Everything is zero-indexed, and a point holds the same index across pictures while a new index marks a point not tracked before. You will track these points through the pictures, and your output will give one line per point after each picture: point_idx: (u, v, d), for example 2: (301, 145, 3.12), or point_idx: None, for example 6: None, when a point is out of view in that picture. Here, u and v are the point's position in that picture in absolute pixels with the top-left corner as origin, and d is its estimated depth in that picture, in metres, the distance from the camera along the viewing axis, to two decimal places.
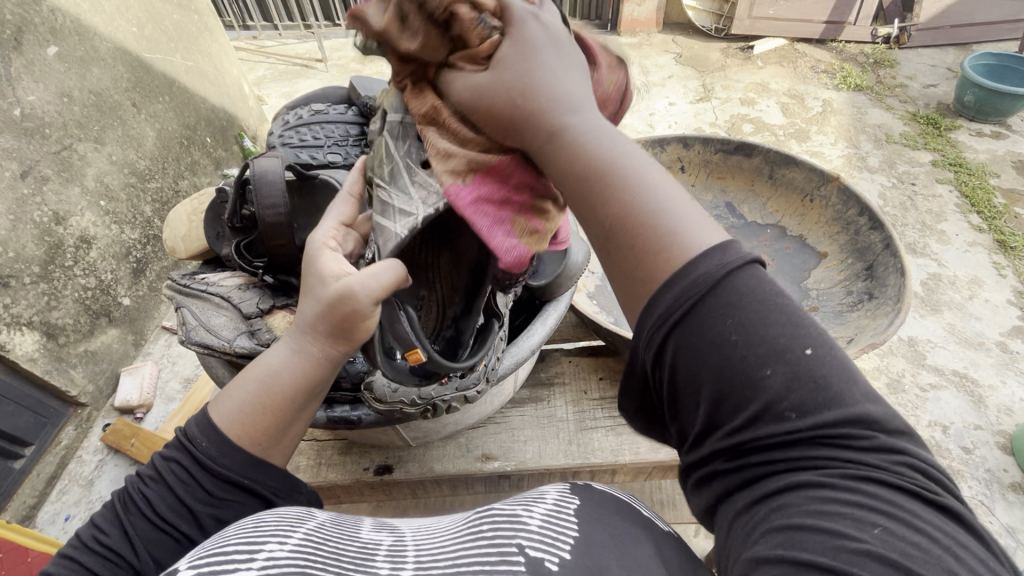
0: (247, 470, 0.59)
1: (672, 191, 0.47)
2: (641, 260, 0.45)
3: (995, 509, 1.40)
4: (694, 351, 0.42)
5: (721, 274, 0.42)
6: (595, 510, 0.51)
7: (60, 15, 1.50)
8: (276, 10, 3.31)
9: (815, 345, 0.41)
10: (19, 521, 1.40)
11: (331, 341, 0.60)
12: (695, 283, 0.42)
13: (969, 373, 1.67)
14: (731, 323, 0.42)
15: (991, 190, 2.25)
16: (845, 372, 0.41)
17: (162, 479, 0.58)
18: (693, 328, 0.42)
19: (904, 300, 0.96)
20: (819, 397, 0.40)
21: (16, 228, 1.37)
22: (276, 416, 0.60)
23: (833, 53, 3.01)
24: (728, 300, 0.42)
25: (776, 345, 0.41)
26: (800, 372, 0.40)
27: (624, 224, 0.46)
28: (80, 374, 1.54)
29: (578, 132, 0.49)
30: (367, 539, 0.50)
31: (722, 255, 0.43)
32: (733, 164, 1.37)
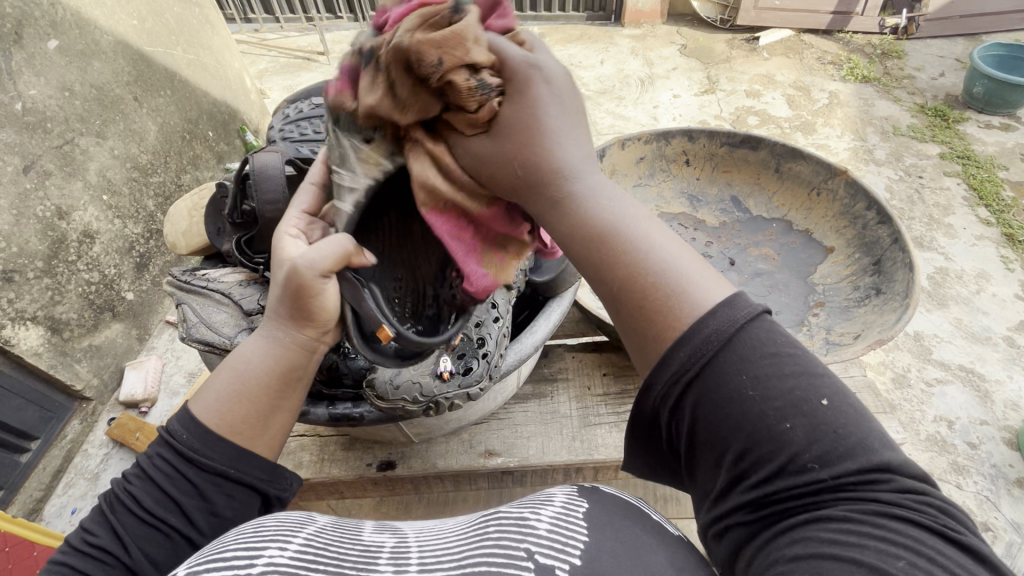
0: (231, 460, 0.59)
1: (675, 247, 0.51)
2: (654, 320, 0.48)
3: (1000, 505, 1.40)
4: (715, 404, 0.45)
5: (733, 328, 0.46)
6: (606, 513, 0.49)
7: (61, 8, 1.49)
8: (277, 2, 3.28)
9: (832, 396, 0.44)
10: (26, 514, 1.41)
11: (299, 325, 0.61)
12: (707, 339, 0.45)
13: (976, 368, 1.66)
14: (746, 378, 0.44)
15: (1000, 182, 2.22)
16: (860, 420, 0.43)
17: (148, 476, 0.58)
18: (711, 382, 0.45)
19: (913, 296, 0.95)
20: (837, 444, 0.42)
21: (20, 224, 1.37)
22: (255, 404, 0.61)
23: (840, 44, 2.97)
24: (741, 356, 0.45)
25: (791, 395, 0.44)
26: (818, 424, 0.43)
27: (634, 282, 0.49)
28: (84, 369, 1.55)
29: (585, 196, 0.51)
30: (370, 540, 0.50)
31: (730, 312, 0.46)
32: (739, 158, 1.35)
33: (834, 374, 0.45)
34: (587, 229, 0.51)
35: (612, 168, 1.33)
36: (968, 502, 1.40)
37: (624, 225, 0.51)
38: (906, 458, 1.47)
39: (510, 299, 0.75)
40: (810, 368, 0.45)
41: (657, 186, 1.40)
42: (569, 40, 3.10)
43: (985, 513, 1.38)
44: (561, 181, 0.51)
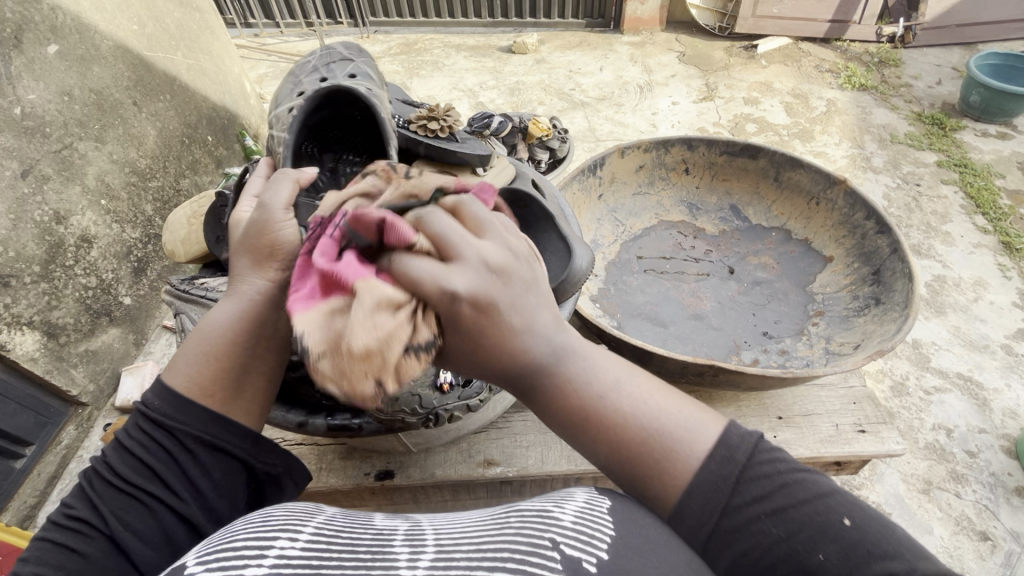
0: (208, 426, 0.59)
1: (660, 399, 0.53)
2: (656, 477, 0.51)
3: (1000, 514, 1.39)
4: (737, 542, 0.49)
5: (734, 470, 0.50)
6: (630, 510, 0.49)
7: (61, 13, 1.49)
8: (277, 8, 3.30)
9: (852, 516, 0.48)
10: (19, 521, 1.40)
11: (260, 273, 0.61)
12: (716, 486, 0.50)
13: (974, 376, 1.66)
14: (765, 517, 0.49)
15: (997, 191, 2.23)
16: (880, 528, 0.47)
17: (123, 447, 0.59)
18: (729, 524, 0.50)
19: (912, 306, 0.95)
20: (868, 562, 0.45)
21: (17, 228, 1.36)
22: (220, 362, 0.60)
23: (838, 53, 2.99)
24: (750, 493, 0.50)
25: (814, 523, 0.48)
26: (845, 549, 0.46)
27: (631, 451, 0.52)
28: (80, 374, 1.54)
29: (559, 366, 0.51)
30: (381, 526, 0.49)
31: (727, 452, 0.51)
32: (738, 166, 1.35)
33: (839, 493, 0.49)
34: (577, 401, 0.52)
35: (612, 176, 1.33)
36: (968, 511, 1.40)
37: (605, 396, 0.52)
38: (905, 467, 1.47)
39: None
40: (819, 492, 0.49)
41: (656, 195, 1.40)
42: (568, 47, 3.11)
43: (984, 522, 1.37)
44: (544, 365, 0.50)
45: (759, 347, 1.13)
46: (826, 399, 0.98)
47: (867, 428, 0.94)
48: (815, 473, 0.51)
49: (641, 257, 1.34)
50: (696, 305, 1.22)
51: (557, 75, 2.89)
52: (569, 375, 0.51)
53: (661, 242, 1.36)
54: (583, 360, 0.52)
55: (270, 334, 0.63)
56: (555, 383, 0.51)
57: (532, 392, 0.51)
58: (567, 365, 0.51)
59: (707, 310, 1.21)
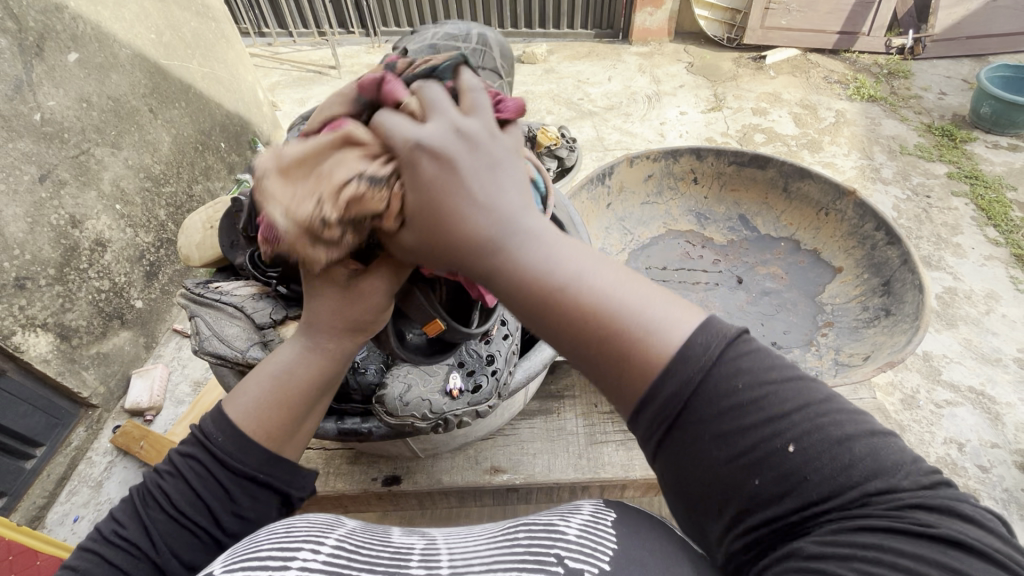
0: (264, 466, 0.60)
1: (621, 281, 0.42)
2: (626, 371, 0.41)
3: (1012, 530, 1.37)
4: (696, 450, 0.41)
5: (702, 369, 0.40)
6: (633, 522, 0.49)
7: (82, 22, 1.53)
8: (291, 17, 3.35)
9: (825, 412, 0.40)
10: (28, 521, 1.41)
11: (347, 335, 0.61)
12: (684, 381, 0.40)
13: (985, 390, 1.64)
14: (729, 412, 0.40)
15: (1008, 203, 2.22)
16: (860, 428, 0.40)
17: (179, 473, 0.59)
18: (690, 421, 0.40)
19: (924, 318, 0.94)
20: (843, 467, 0.38)
21: (34, 231, 1.39)
22: (286, 412, 0.61)
23: (846, 64, 3.00)
24: (717, 390, 0.40)
25: (760, 434, 0.39)
26: (788, 466, 0.39)
27: (592, 336, 0.41)
28: (91, 376, 1.56)
29: (514, 247, 0.41)
30: (400, 543, 0.50)
31: (690, 354, 0.40)
32: (747, 176, 1.35)
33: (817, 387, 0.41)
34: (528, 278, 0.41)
35: (621, 185, 1.34)
36: None
37: (577, 281, 0.41)
38: None
39: (518, 316, 0.76)
40: (773, 395, 0.40)
41: (665, 205, 1.41)
42: (576, 57, 3.14)
43: None
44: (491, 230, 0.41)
45: None
46: None
47: None
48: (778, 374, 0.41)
49: (649, 267, 1.34)
50: None
51: (566, 85, 2.92)
52: (527, 255, 0.41)
53: (669, 252, 1.37)
54: (542, 230, 0.42)
55: (332, 386, 0.66)
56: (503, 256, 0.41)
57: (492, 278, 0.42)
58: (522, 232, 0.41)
59: None
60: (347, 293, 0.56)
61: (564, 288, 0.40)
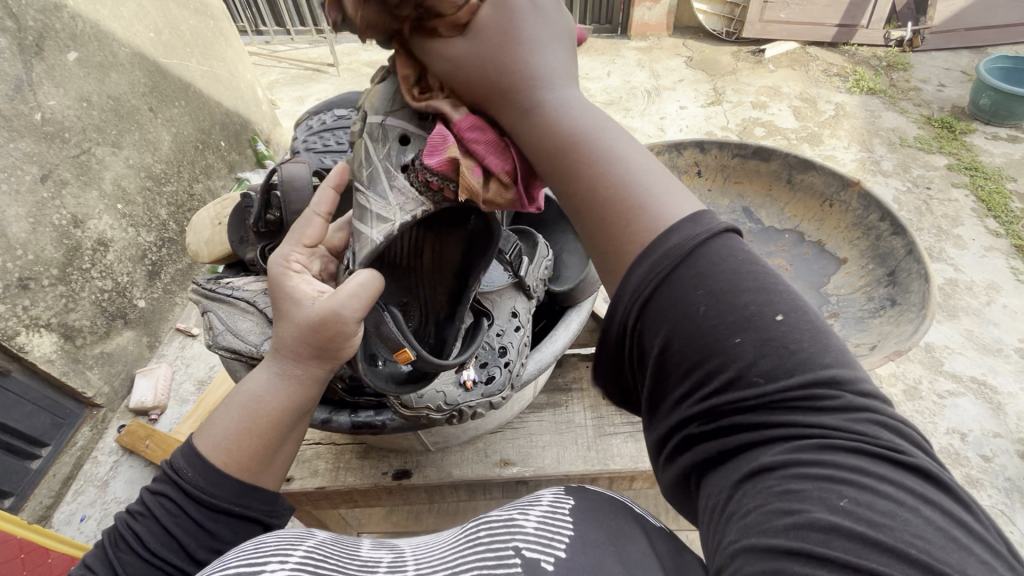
0: (238, 497, 0.60)
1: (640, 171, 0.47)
2: (622, 235, 0.45)
3: (1015, 519, 1.38)
4: (669, 322, 0.41)
5: (694, 244, 0.42)
6: (591, 507, 0.50)
7: (81, 21, 1.52)
8: (289, 15, 3.34)
9: (786, 310, 0.39)
10: (35, 521, 1.42)
11: (316, 361, 0.60)
12: (668, 252, 0.42)
13: (987, 380, 1.65)
14: (701, 292, 0.41)
15: (1008, 194, 2.22)
16: (816, 337, 0.39)
17: (150, 512, 0.58)
18: (666, 298, 0.42)
19: (929, 307, 0.95)
20: (791, 362, 0.38)
21: (36, 231, 1.39)
22: (260, 441, 0.61)
23: (845, 57, 2.99)
24: (700, 267, 0.41)
25: (744, 310, 0.39)
26: (766, 344, 0.38)
27: (598, 193, 0.47)
28: (96, 376, 1.56)
29: (555, 107, 0.50)
30: (367, 556, 0.50)
31: (692, 228, 0.43)
32: (750, 169, 1.36)
33: (789, 290, 0.41)
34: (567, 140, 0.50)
35: None
36: None
37: (605, 163, 0.47)
38: None
39: (530, 308, 0.76)
40: (766, 283, 0.41)
41: None
42: (576, 52, 3.14)
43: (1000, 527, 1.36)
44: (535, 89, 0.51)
45: None
46: None
47: None
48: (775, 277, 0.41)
49: None
50: None
51: None
52: (561, 123, 0.49)
53: None
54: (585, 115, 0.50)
55: (307, 411, 0.65)
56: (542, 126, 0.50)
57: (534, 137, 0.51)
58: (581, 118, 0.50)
59: None
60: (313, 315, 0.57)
61: (597, 157, 0.48)
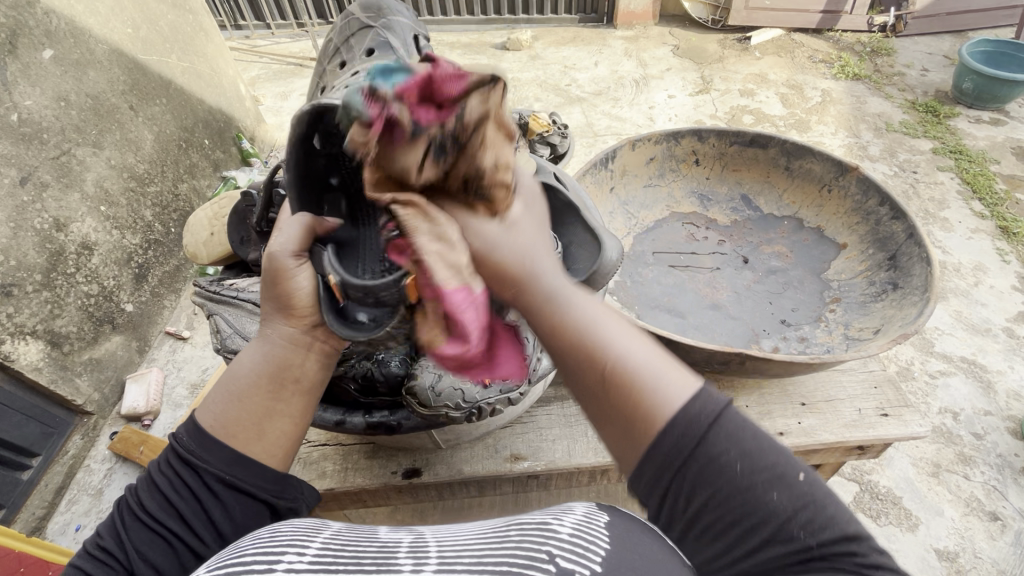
0: (231, 464, 0.57)
1: (644, 341, 0.47)
2: (631, 404, 0.45)
3: (1008, 494, 1.41)
4: (701, 492, 0.44)
5: (710, 418, 0.44)
6: (624, 523, 0.48)
7: (55, 17, 1.47)
8: (268, 9, 3.27)
9: (805, 470, 0.45)
10: (29, 533, 1.39)
11: (289, 319, 0.60)
12: (689, 428, 0.44)
13: (977, 360, 1.68)
14: (734, 457, 0.44)
15: (992, 176, 2.26)
16: (835, 497, 0.45)
17: (152, 481, 0.57)
18: (697, 473, 0.44)
19: (933, 290, 0.96)
20: (815, 518, 0.43)
21: (17, 236, 1.34)
22: (244, 401, 0.58)
23: (830, 43, 3.01)
24: (726, 437, 0.44)
25: (775, 468, 0.44)
26: (801, 498, 0.44)
27: (620, 371, 0.46)
28: (85, 383, 1.53)
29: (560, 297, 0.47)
30: (387, 538, 0.48)
31: (702, 405, 0.44)
32: (748, 157, 1.36)
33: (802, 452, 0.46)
34: (557, 336, 0.47)
35: (623, 168, 1.33)
36: (976, 492, 1.42)
37: (610, 343, 0.46)
38: (914, 451, 1.49)
39: None
40: (783, 446, 0.46)
41: (667, 186, 1.40)
42: (561, 43, 3.11)
43: (993, 503, 1.39)
44: (539, 280, 0.46)
45: (778, 334, 1.14)
46: (847, 384, 0.96)
47: (890, 411, 0.92)
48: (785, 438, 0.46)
49: (655, 250, 1.34)
50: (713, 294, 1.23)
51: (552, 71, 2.89)
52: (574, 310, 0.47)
53: (673, 235, 1.37)
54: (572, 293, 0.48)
55: (296, 384, 0.61)
56: (547, 314, 0.47)
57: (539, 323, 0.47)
58: (582, 313, 0.47)
59: (724, 300, 1.22)
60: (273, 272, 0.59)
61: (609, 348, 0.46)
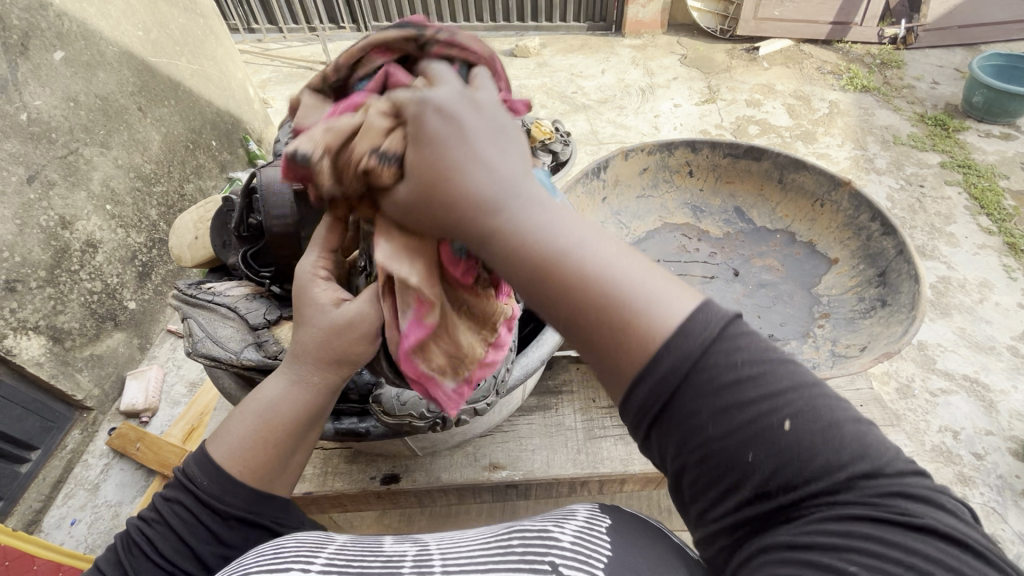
0: (255, 505, 0.59)
1: (624, 260, 0.43)
2: (620, 343, 0.42)
3: (1007, 516, 1.38)
4: (677, 440, 0.41)
5: (693, 359, 0.40)
6: (626, 529, 0.49)
7: (67, 19, 1.50)
8: (281, 13, 3.31)
9: (793, 415, 0.39)
10: (25, 525, 1.41)
11: (334, 368, 0.59)
12: (666, 376, 0.40)
13: (979, 378, 1.65)
14: (705, 412, 0.40)
15: (1001, 191, 2.23)
16: (828, 427, 0.39)
17: (165, 521, 0.57)
18: (673, 417, 0.41)
19: (920, 308, 0.95)
20: (804, 462, 0.39)
21: (23, 234, 1.37)
22: (277, 448, 0.60)
23: (840, 54, 2.99)
24: (703, 385, 0.40)
25: (752, 424, 0.40)
26: (782, 449, 0.39)
27: (587, 302, 0.42)
28: (85, 378, 1.55)
29: (511, 227, 0.42)
30: (391, 551, 0.48)
31: (695, 331, 0.41)
32: (742, 168, 1.35)
33: (797, 387, 0.40)
34: (521, 258, 0.42)
35: (616, 179, 1.33)
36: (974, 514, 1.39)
37: (576, 248, 0.42)
38: None
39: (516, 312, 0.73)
40: (773, 388, 0.40)
41: (661, 197, 1.40)
42: (569, 50, 3.13)
43: (992, 525, 1.36)
44: (491, 209, 0.42)
45: None
46: None
47: None
48: (781, 364, 0.41)
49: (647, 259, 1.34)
50: None
51: (559, 78, 2.90)
52: (530, 218, 0.42)
53: (665, 245, 1.36)
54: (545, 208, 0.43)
55: (324, 417, 0.64)
56: (502, 239, 0.42)
57: (490, 241, 0.43)
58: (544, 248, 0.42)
59: None
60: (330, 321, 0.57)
61: (580, 267, 0.41)
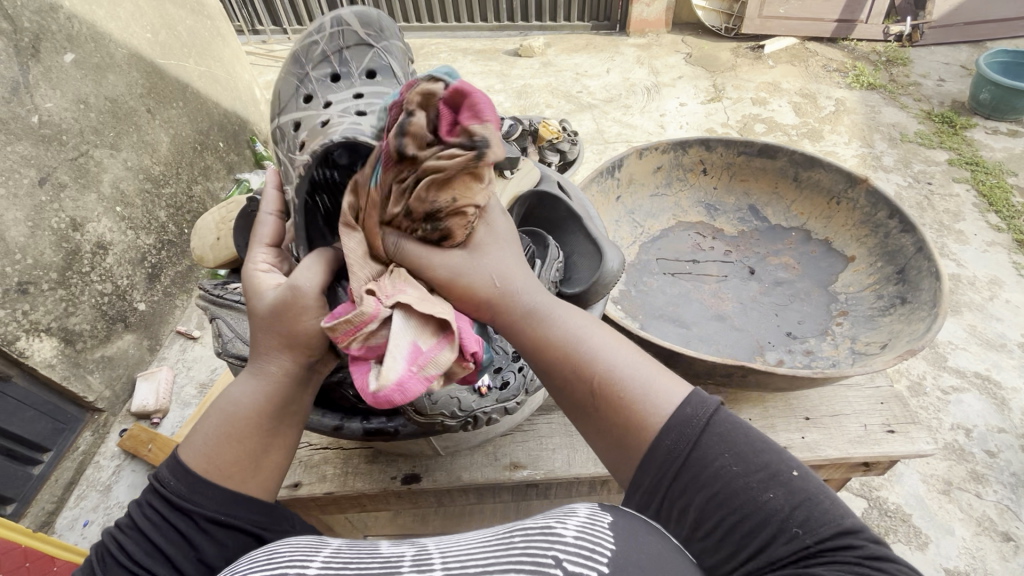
0: (226, 505, 0.55)
1: (628, 351, 0.54)
2: (623, 410, 0.51)
3: (1020, 513, 1.38)
4: (700, 487, 0.47)
5: (705, 416, 0.49)
6: (632, 525, 0.46)
7: (77, 22, 1.51)
8: (285, 14, 3.31)
9: (798, 467, 0.48)
10: (39, 526, 1.42)
11: (289, 353, 0.57)
12: (685, 427, 0.49)
13: (991, 375, 1.65)
14: (727, 455, 0.48)
15: (1009, 188, 2.22)
16: (825, 490, 0.47)
17: (133, 527, 0.54)
18: (694, 466, 0.48)
19: (941, 305, 0.95)
20: (809, 511, 0.45)
21: (35, 236, 1.38)
22: (246, 441, 0.57)
23: (845, 52, 2.98)
24: (720, 436, 0.48)
25: (767, 468, 0.47)
26: (790, 496, 0.46)
27: (602, 374, 0.52)
28: (97, 380, 1.55)
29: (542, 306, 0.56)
30: (390, 552, 0.47)
31: (694, 406, 0.50)
32: (756, 167, 1.35)
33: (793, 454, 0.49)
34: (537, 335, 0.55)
35: (630, 177, 1.33)
36: (988, 512, 1.38)
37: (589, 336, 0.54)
38: (925, 467, 1.46)
39: None
40: (776, 446, 0.49)
41: (674, 195, 1.40)
42: (574, 50, 3.13)
43: (1006, 523, 1.36)
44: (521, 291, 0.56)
45: (783, 347, 1.13)
46: (854, 399, 0.94)
47: (896, 428, 0.90)
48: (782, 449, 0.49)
49: (660, 258, 1.34)
50: (718, 305, 1.22)
51: (564, 78, 2.90)
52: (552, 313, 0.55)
53: (680, 244, 1.36)
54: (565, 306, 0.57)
55: (296, 412, 0.60)
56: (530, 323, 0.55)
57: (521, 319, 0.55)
58: (567, 329, 0.55)
59: (729, 311, 1.22)
60: (274, 302, 0.56)
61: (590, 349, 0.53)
